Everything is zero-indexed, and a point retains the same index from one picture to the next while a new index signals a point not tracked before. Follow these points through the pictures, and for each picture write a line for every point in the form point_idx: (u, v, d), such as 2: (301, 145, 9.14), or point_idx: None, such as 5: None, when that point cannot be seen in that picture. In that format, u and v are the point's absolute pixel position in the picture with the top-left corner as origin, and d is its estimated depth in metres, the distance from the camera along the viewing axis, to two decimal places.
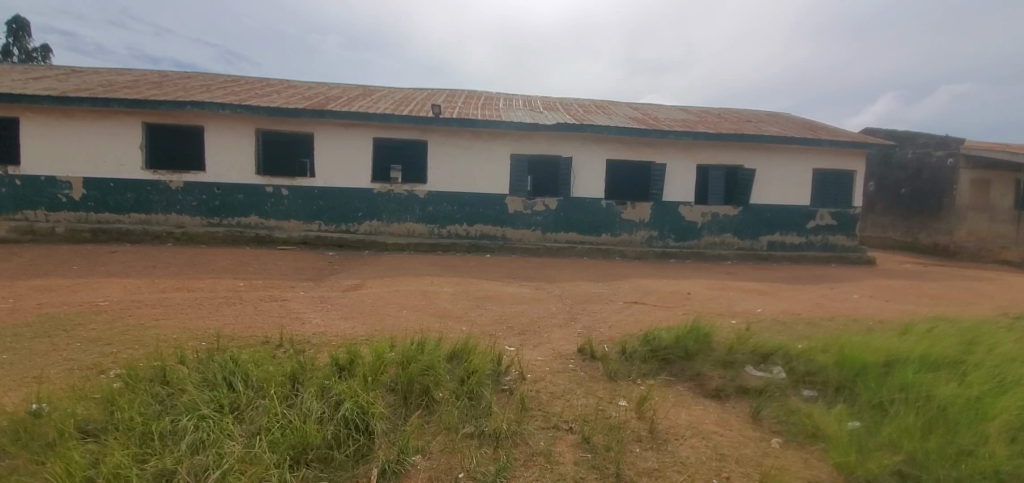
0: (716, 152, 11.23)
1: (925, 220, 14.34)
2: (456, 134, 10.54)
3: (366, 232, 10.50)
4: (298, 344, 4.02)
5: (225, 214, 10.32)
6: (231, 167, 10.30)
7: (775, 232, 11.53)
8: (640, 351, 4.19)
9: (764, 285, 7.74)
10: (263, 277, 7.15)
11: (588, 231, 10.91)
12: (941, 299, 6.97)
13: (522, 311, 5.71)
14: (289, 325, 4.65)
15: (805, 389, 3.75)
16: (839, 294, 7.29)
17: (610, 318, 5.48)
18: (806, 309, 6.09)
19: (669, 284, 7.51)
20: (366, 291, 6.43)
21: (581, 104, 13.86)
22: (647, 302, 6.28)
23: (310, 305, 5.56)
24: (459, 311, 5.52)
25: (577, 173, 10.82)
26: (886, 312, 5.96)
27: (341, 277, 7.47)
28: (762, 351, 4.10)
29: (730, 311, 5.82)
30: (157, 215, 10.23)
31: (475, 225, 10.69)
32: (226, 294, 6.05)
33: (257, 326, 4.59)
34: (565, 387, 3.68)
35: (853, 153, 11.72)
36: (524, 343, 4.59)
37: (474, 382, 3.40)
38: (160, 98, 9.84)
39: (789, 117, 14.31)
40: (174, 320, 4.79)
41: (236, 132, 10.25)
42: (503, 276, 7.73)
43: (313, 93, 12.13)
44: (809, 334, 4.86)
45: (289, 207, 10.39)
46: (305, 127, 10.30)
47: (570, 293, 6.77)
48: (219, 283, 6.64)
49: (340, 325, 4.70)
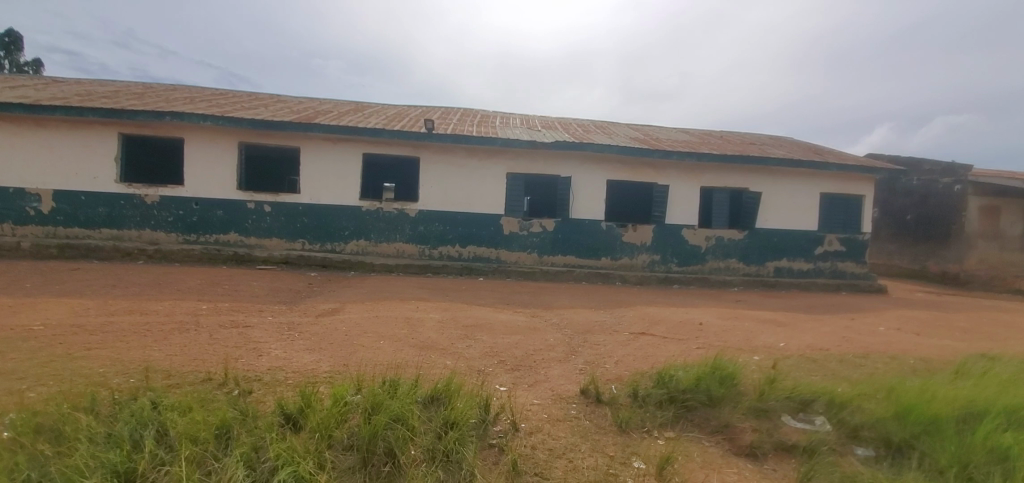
0: (721, 174, 10.73)
1: (933, 247, 13.81)
2: (450, 151, 9.99)
3: (352, 252, 9.87)
4: (247, 382, 3.39)
5: (201, 230, 9.67)
6: (209, 181, 9.68)
7: (783, 258, 10.95)
8: (654, 395, 3.54)
9: (780, 315, 7.11)
10: (230, 300, 6.45)
11: (587, 255, 10.29)
12: (973, 334, 6.36)
13: (516, 342, 5.02)
14: (241, 357, 3.96)
15: (859, 449, 3.15)
16: (862, 326, 6.62)
17: (614, 352, 4.80)
18: (833, 344, 5.43)
19: (676, 312, 6.83)
20: (341, 316, 5.73)
21: (580, 124, 13.40)
22: (654, 333, 5.60)
23: (274, 334, 4.87)
24: (444, 342, 4.84)
25: (576, 193, 10.26)
26: (922, 348, 5.34)
27: (316, 300, 6.77)
28: (800, 396, 3.50)
29: (749, 345, 5.18)
30: (130, 231, 9.56)
31: (468, 246, 10.06)
32: (185, 318, 5.34)
33: (203, 358, 3.90)
34: (568, 442, 3.05)
35: (861, 178, 11.26)
36: (518, 382, 3.94)
37: (454, 438, 2.79)
38: (138, 108, 9.29)
39: (793, 140, 13.91)
40: (110, 351, 4.11)
41: (217, 144, 9.67)
42: (495, 302, 7.07)
43: (301, 107, 11.61)
44: (847, 375, 4.22)
45: (271, 224, 9.74)
46: (290, 140, 9.72)
47: (568, 322, 6.08)
48: (180, 306, 5.94)
49: (304, 358, 4.03)
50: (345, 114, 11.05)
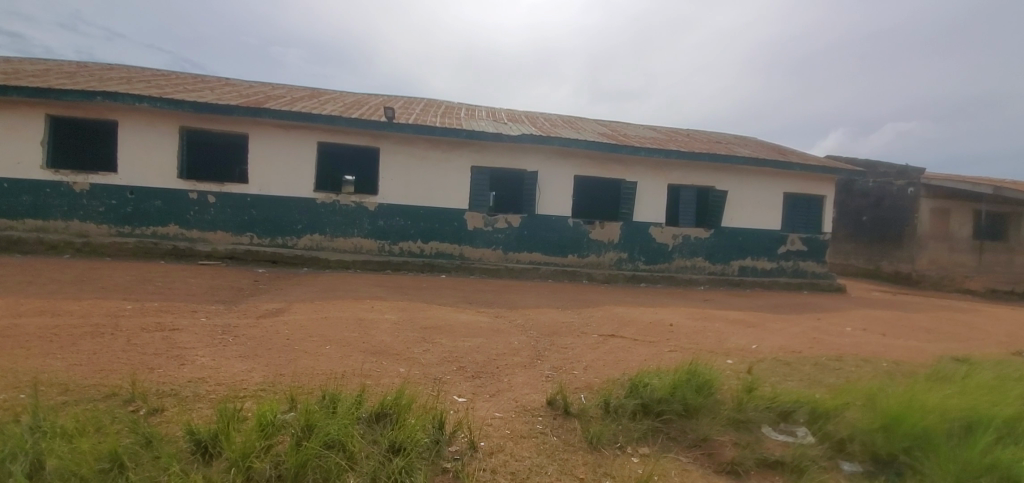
0: (688, 172, 10.61)
1: (887, 248, 14.17)
2: (411, 142, 9.50)
3: (305, 247, 9.26)
4: (158, 398, 2.89)
5: (137, 222, 8.87)
6: (147, 169, 8.89)
7: (747, 257, 10.94)
8: (628, 405, 3.22)
9: (749, 316, 6.96)
10: (162, 300, 5.80)
11: (553, 252, 9.99)
12: (935, 336, 6.37)
13: (478, 346, 4.63)
14: (158, 367, 3.43)
15: (845, 463, 2.98)
16: (829, 327, 6.52)
17: (583, 356, 4.47)
18: (805, 346, 5.26)
19: (645, 313, 6.58)
20: (286, 318, 5.21)
21: (547, 118, 13.08)
22: (625, 335, 5.33)
23: (206, 338, 4.33)
24: (399, 346, 4.41)
25: (543, 188, 9.94)
26: (892, 351, 5.26)
27: (261, 300, 6.19)
28: (781, 406, 3.26)
29: (722, 348, 4.96)
30: (56, 222, 8.68)
31: (430, 242, 9.60)
32: (104, 320, 4.71)
33: (111, 369, 3.35)
34: (532, 464, 2.71)
35: (823, 179, 11.37)
36: (478, 392, 3.56)
37: (399, 467, 2.43)
38: (66, 88, 8.41)
39: (757, 140, 13.98)
40: (2, 361, 3.50)
41: (157, 129, 8.89)
42: (457, 302, 6.65)
43: (252, 91, 10.86)
44: (824, 380, 4.04)
45: (215, 216, 9.03)
46: (238, 126, 9.03)
47: (534, 324, 5.73)
48: (101, 307, 5.27)
49: (234, 367, 3.53)
50: (299, 101, 10.38)
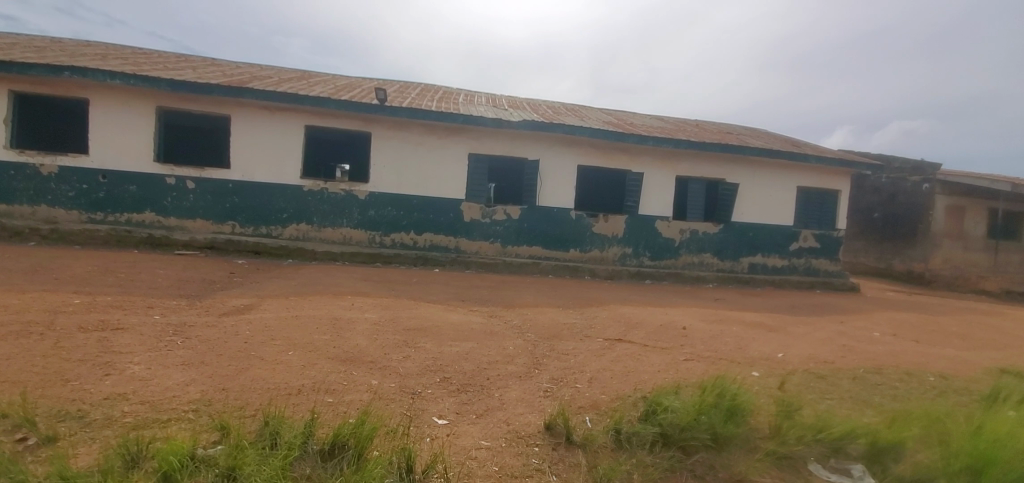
0: (698, 163, 9.98)
1: (900, 246, 13.54)
2: (404, 127, 8.87)
3: (291, 237, 8.65)
4: (56, 423, 2.31)
5: (109, 208, 8.25)
6: (120, 151, 8.26)
7: (758, 254, 10.33)
8: (645, 433, 2.63)
9: (767, 318, 6.36)
10: (118, 294, 5.18)
11: (553, 246, 9.38)
12: (970, 343, 5.79)
13: (467, 352, 4.03)
14: (79, 380, 2.82)
15: None
16: (855, 331, 5.92)
17: (587, 366, 3.88)
18: (836, 355, 4.66)
19: (654, 314, 5.97)
20: (251, 316, 4.61)
21: (549, 105, 12.39)
22: (633, 340, 4.73)
23: (152, 340, 3.72)
24: (376, 351, 3.81)
25: (544, 178, 9.31)
26: (930, 361, 4.68)
27: (230, 295, 5.57)
28: (833, 438, 2.68)
29: (745, 357, 4.36)
30: (21, 207, 8.07)
31: (423, 233, 8.99)
32: (39, 318, 4.10)
33: (16, 383, 2.74)
34: None
35: (840, 172, 10.74)
36: (464, 411, 2.96)
37: None
38: (29, 61, 7.73)
39: (770, 132, 13.31)
40: None
41: (131, 108, 8.26)
42: (446, 299, 6.05)
43: (236, 71, 10.18)
44: (867, 399, 3.46)
45: (194, 204, 8.41)
46: (219, 106, 8.39)
47: (531, 325, 5.14)
48: (44, 301, 4.65)
49: (169, 379, 2.92)
50: (285, 82, 9.71)
